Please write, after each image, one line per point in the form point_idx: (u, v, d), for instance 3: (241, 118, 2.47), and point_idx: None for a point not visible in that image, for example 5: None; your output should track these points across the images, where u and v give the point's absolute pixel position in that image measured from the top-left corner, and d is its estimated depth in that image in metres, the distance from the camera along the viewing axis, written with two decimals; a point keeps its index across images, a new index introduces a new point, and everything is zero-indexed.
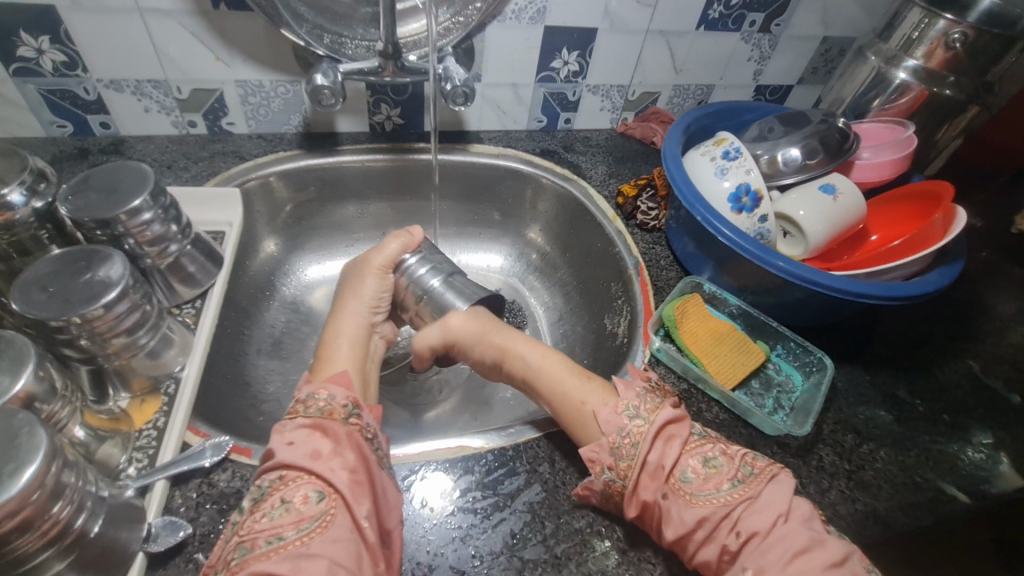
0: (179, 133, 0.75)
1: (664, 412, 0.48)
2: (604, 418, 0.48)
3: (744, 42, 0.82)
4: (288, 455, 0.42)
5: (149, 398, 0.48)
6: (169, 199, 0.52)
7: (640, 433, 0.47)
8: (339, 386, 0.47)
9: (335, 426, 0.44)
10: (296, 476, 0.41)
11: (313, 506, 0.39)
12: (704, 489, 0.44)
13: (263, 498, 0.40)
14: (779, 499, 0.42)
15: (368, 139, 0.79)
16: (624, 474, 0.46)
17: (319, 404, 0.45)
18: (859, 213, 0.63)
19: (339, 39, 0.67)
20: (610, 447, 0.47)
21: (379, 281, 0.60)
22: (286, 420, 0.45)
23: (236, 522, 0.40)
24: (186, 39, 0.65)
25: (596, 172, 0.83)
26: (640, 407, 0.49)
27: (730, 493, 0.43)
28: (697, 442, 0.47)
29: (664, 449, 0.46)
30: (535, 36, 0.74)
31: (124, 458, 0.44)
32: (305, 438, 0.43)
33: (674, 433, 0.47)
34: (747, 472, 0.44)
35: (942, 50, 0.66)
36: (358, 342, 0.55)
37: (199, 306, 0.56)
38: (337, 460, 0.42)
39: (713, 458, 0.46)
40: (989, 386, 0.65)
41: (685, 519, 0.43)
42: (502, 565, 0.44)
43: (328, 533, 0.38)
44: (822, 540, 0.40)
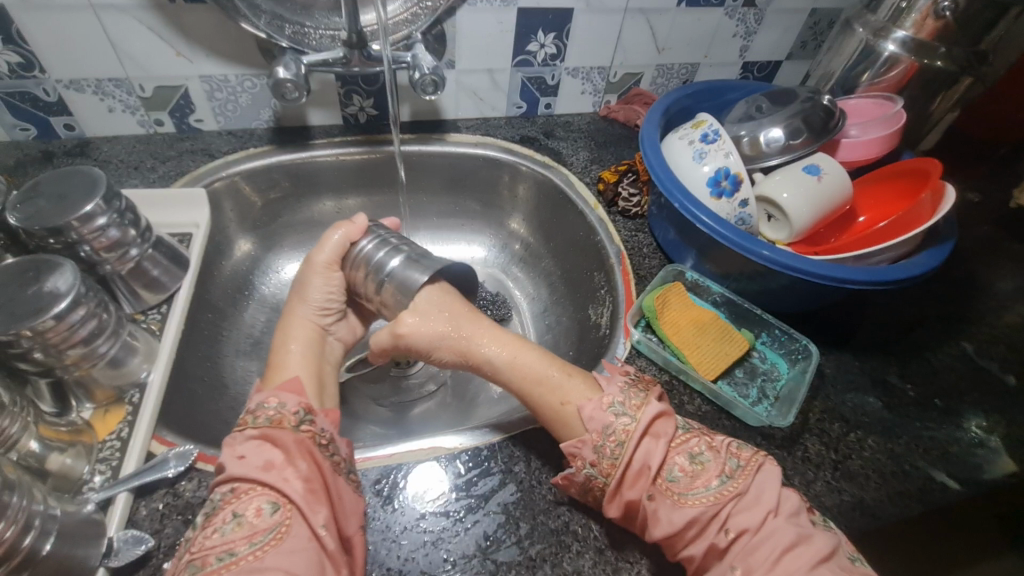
0: (146, 132, 0.73)
1: (648, 410, 0.45)
2: (589, 413, 0.46)
3: (728, 18, 0.79)
4: (241, 469, 0.41)
5: (113, 408, 0.47)
6: (127, 203, 0.51)
7: (626, 431, 0.45)
8: (290, 394, 0.46)
9: (283, 435, 0.43)
10: (247, 489, 0.40)
11: (267, 518, 0.39)
12: (693, 488, 0.42)
13: (214, 512, 0.39)
14: (768, 495, 0.41)
15: (341, 132, 0.77)
16: (607, 472, 0.44)
17: (268, 414, 0.44)
18: (845, 194, 0.61)
19: (302, 30, 0.64)
20: (594, 444, 0.45)
21: (326, 279, 0.57)
22: (236, 432, 0.43)
23: (188, 539, 0.39)
24: (144, 34, 0.63)
25: (578, 158, 0.80)
26: (625, 403, 0.46)
27: (718, 492, 0.42)
28: (682, 438, 0.45)
29: (650, 447, 0.44)
30: (508, 18, 0.71)
31: (88, 470, 0.43)
32: (255, 450, 0.42)
33: (659, 430, 0.45)
34: (734, 465, 0.43)
35: (933, 19, 0.63)
36: (309, 349, 0.53)
37: (165, 312, 0.54)
38: (291, 470, 0.41)
39: (699, 454, 0.44)
40: (984, 368, 0.63)
41: (672, 520, 0.41)
42: (475, 568, 0.43)
43: (283, 545, 0.38)
44: (809, 535, 0.39)
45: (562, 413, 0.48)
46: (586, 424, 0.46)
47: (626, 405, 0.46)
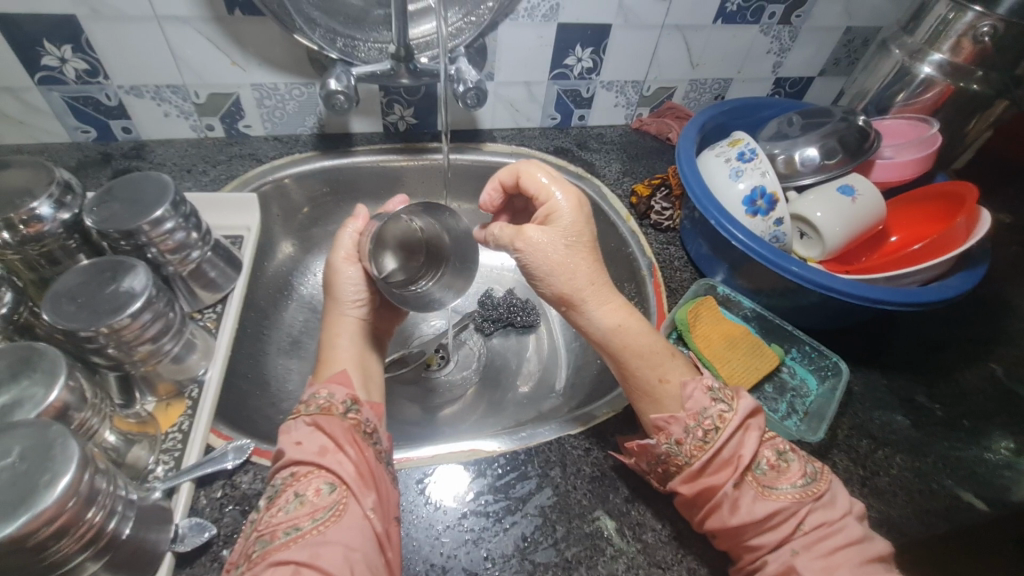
0: (198, 136, 0.76)
1: (745, 402, 0.47)
2: (690, 392, 0.47)
3: (763, 35, 0.80)
4: (297, 454, 0.44)
5: (174, 402, 0.50)
6: (190, 207, 0.54)
7: (724, 418, 0.46)
8: (338, 385, 0.49)
9: (332, 422, 0.45)
10: (306, 472, 0.43)
11: (325, 497, 0.41)
12: (777, 483, 0.44)
13: (277, 495, 0.42)
14: (841, 500, 0.44)
15: (381, 139, 0.80)
16: (692, 454, 0.45)
17: (319, 403, 0.47)
18: (879, 215, 0.62)
19: (352, 42, 0.67)
20: (686, 423, 0.46)
21: (347, 274, 0.56)
22: (290, 421, 0.46)
23: (253, 520, 0.41)
24: (203, 44, 0.66)
25: (610, 169, 0.82)
26: (722, 391, 0.47)
27: (802, 491, 0.44)
28: (771, 435, 0.48)
29: (741, 439, 0.45)
30: (548, 33, 0.73)
31: (152, 460, 0.46)
32: (310, 435, 0.45)
33: (751, 424, 0.46)
34: (813, 469, 0.45)
35: (971, 43, 0.64)
36: (356, 342, 0.55)
37: (220, 310, 0.57)
38: (343, 453, 0.44)
39: (785, 452, 0.46)
40: (1012, 390, 0.63)
41: (755, 509, 0.43)
42: (514, 568, 0.45)
43: (342, 521, 0.40)
44: (869, 536, 0.43)
45: (659, 390, 0.48)
46: (685, 404, 0.47)
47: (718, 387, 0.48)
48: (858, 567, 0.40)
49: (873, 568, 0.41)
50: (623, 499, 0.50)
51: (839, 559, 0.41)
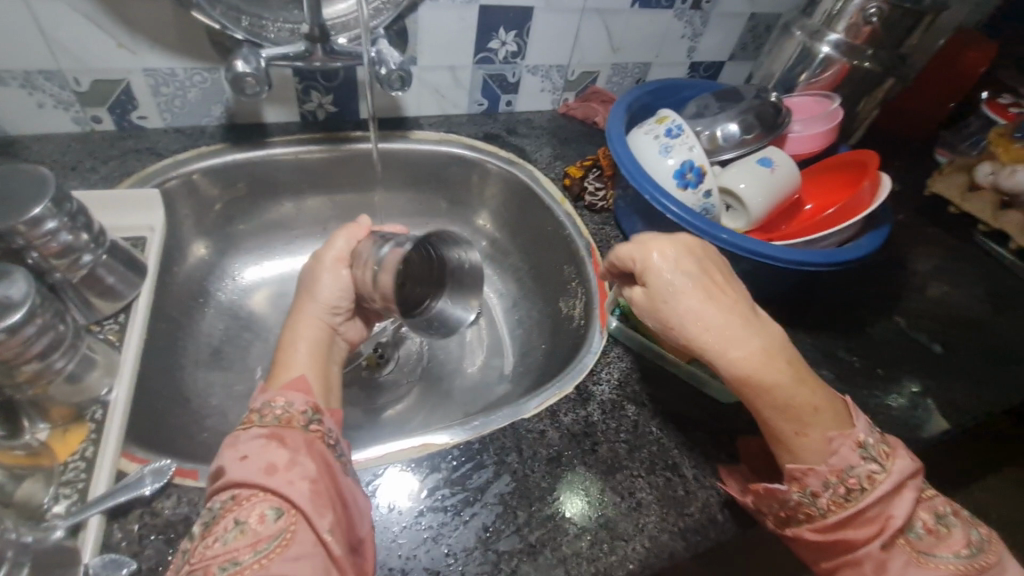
0: (82, 130, 0.67)
1: (902, 463, 0.42)
2: (835, 447, 0.43)
3: (678, 19, 0.83)
4: (241, 472, 0.38)
5: (74, 427, 0.43)
6: (77, 205, 0.47)
7: (874, 479, 0.41)
8: (296, 392, 0.45)
9: (294, 436, 0.41)
10: (248, 495, 0.37)
11: (270, 525, 0.36)
12: (935, 551, 0.41)
13: (214, 521, 0.37)
14: (1006, 573, 0.41)
15: (299, 129, 0.74)
16: (832, 508, 0.42)
17: (276, 413, 0.43)
18: (795, 184, 0.66)
19: (259, 22, 0.62)
20: (827, 478, 0.42)
21: (334, 276, 0.56)
22: (241, 432, 0.42)
23: (187, 550, 0.37)
24: (80, 23, 0.58)
25: (541, 154, 0.82)
26: (875, 449, 0.43)
27: (965, 562, 0.41)
28: (926, 494, 0.43)
29: (896, 501, 0.41)
30: (470, 16, 0.72)
31: (49, 496, 0.40)
32: (259, 450, 0.40)
33: (909, 484, 0.42)
34: (978, 536, 0.42)
35: (862, 24, 0.69)
36: (317, 347, 0.51)
37: (123, 321, 0.51)
38: (295, 471, 0.39)
39: (946, 516, 0.42)
40: (915, 338, 0.70)
41: (897, 574, 0.40)
42: (477, 561, 0.43)
43: (290, 550, 0.35)
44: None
45: (796, 441, 0.44)
46: (827, 458, 0.43)
47: (875, 441, 0.43)
48: None
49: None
50: (582, 477, 0.49)
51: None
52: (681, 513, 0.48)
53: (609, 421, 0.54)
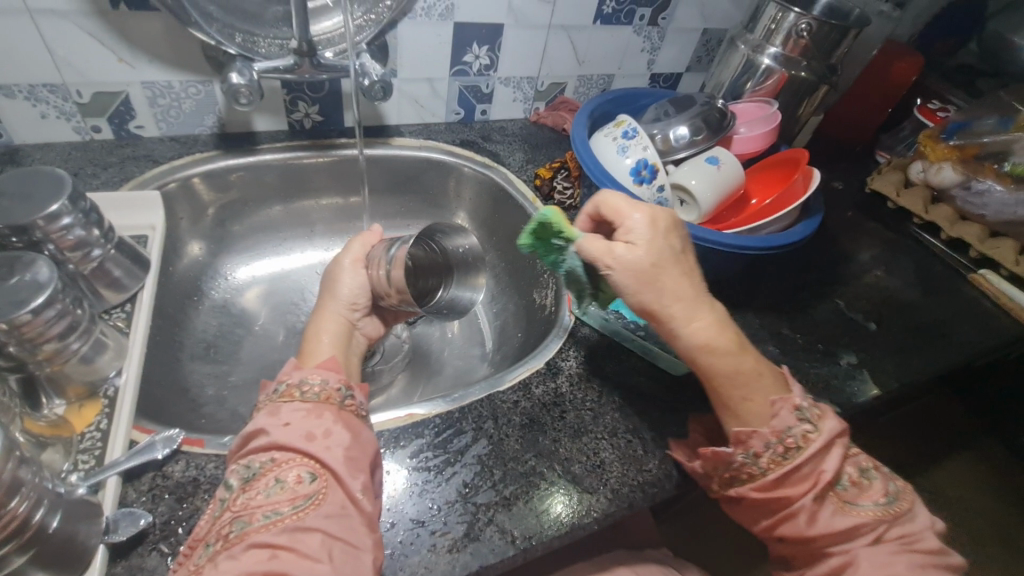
0: (81, 139, 0.72)
1: (831, 424, 0.48)
2: (777, 411, 0.48)
3: (636, 35, 0.90)
4: (283, 436, 0.43)
5: (87, 403, 0.48)
6: (90, 203, 0.52)
7: (808, 437, 0.47)
8: (329, 370, 0.49)
9: (332, 410, 0.45)
10: (288, 458, 0.42)
11: (307, 485, 0.41)
12: (860, 498, 0.48)
13: (255, 477, 0.41)
14: (917, 514, 0.48)
15: (287, 137, 0.80)
16: (769, 465, 0.48)
17: (314, 389, 0.46)
18: (739, 180, 0.73)
19: (251, 38, 0.67)
20: (768, 438, 0.48)
21: (353, 275, 0.60)
22: (282, 403, 0.45)
23: (226, 498, 0.41)
24: (84, 40, 0.63)
25: (514, 158, 0.89)
26: (810, 411, 0.49)
27: (884, 508, 0.47)
28: (852, 450, 0.50)
29: (827, 457, 0.47)
30: (446, 32, 0.78)
31: (68, 463, 0.44)
32: (301, 419, 0.44)
33: (840, 443, 0.48)
34: (896, 487, 0.49)
35: (795, 38, 0.78)
36: (339, 340, 0.55)
37: (129, 310, 0.55)
38: (333, 440, 0.43)
39: (868, 470, 0.49)
40: (852, 318, 0.78)
41: (831, 523, 0.46)
42: (457, 511, 0.48)
43: (322, 508, 0.40)
44: (927, 535, 0.47)
45: (743, 406, 0.50)
46: (771, 420, 0.48)
47: (807, 407, 0.49)
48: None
49: (928, 571, 0.45)
50: (552, 440, 0.55)
51: (891, 562, 0.45)
52: (641, 470, 0.54)
53: (576, 391, 0.60)
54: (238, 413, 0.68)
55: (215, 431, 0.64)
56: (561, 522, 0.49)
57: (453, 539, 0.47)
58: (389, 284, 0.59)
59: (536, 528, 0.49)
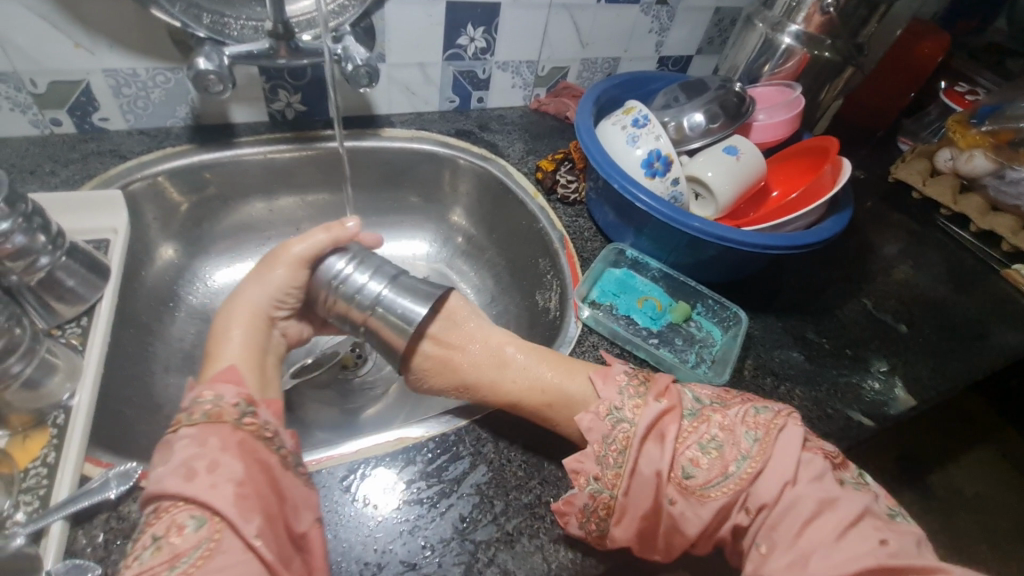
0: (41, 133, 0.66)
1: (649, 410, 0.46)
2: (587, 425, 0.46)
3: (644, 14, 0.84)
4: (159, 482, 0.38)
5: (33, 433, 0.42)
6: (32, 206, 0.46)
7: (625, 438, 0.45)
8: (226, 384, 0.45)
9: (218, 433, 0.42)
10: (169, 506, 0.38)
11: (189, 536, 0.36)
12: (711, 480, 0.43)
13: (139, 533, 0.37)
14: (787, 465, 0.42)
15: (267, 129, 0.73)
16: (612, 484, 0.44)
17: (205, 408, 0.43)
18: (760, 171, 0.67)
19: (221, 19, 0.61)
20: (596, 454, 0.45)
21: (292, 273, 0.56)
22: (171, 433, 0.42)
23: (118, 564, 0.37)
24: (35, 22, 0.57)
25: (514, 149, 0.82)
26: (623, 407, 0.47)
27: (738, 476, 0.43)
28: (690, 427, 0.46)
29: (656, 450, 0.44)
30: (437, 12, 0.72)
31: (9, 504, 0.39)
32: (182, 455, 0.40)
33: (663, 430, 0.45)
34: (749, 443, 0.44)
35: (819, 14, 0.71)
36: (251, 336, 0.52)
37: (85, 324, 0.50)
38: (215, 477, 0.39)
39: (709, 442, 0.44)
40: (881, 319, 0.73)
41: (697, 517, 0.42)
42: (454, 551, 0.43)
43: (212, 563, 0.35)
44: (834, 498, 0.41)
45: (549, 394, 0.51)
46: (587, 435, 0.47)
47: (632, 384, 0.49)
48: (832, 544, 0.38)
49: (853, 539, 0.38)
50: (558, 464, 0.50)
51: (811, 540, 0.39)
52: None
53: None
54: None
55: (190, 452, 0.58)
56: (571, 560, 0.44)
57: None
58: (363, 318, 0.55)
59: (542, 569, 0.43)
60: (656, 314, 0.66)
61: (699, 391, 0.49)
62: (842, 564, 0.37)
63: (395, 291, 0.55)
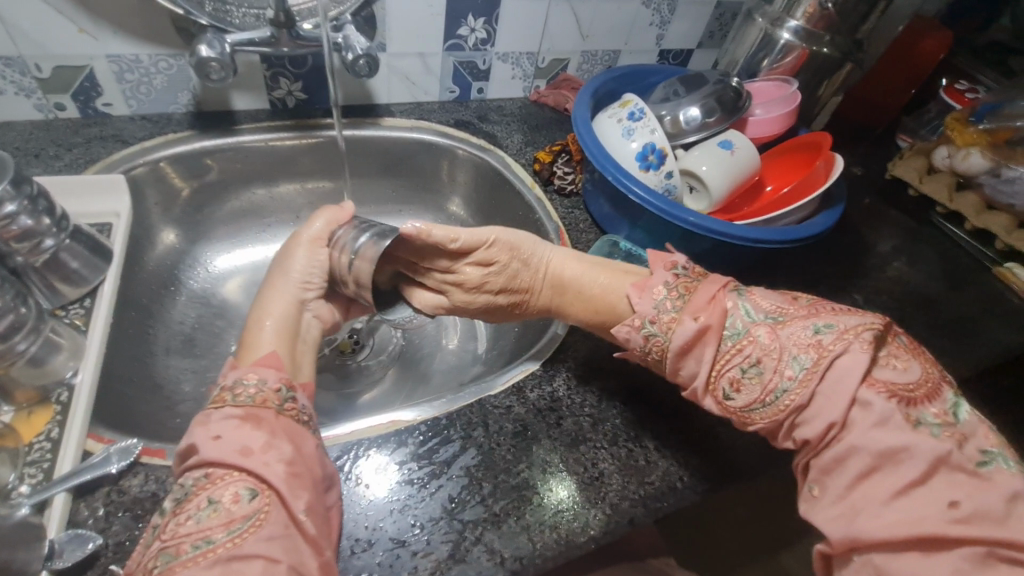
0: (45, 117, 0.67)
1: (683, 328, 0.47)
2: (625, 335, 0.50)
3: (645, 7, 0.84)
4: (214, 452, 0.39)
5: (38, 409, 0.44)
6: (38, 189, 0.47)
7: (659, 348, 0.48)
8: (267, 368, 0.45)
9: (267, 414, 0.42)
10: (223, 474, 0.38)
11: (244, 505, 0.37)
12: (752, 404, 0.45)
13: (186, 498, 0.38)
14: (835, 407, 0.41)
15: (268, 116, 0.74)
16: (657, 381, 0.49)
17: (249, 392, 0.43)
18: (754, 166, 0.68)
19: (223, 7, 0.61)
20: (642, 346, 0.49)
21: (310, 254, 0.56)
22: (210, 411, 0.42)
23: (158, 525, 0.38)
24: (40, 7, 0.58)
25: (512, 140, 0.83)
26: (656, 316, 0.49)
27: (781, 403, 0.43)
28: (729, 349, 0.46)
29: (695, 365, 0.47)
30: (438, 2, 0.72)
31: (14, 476, 0.40)
32: (232, 431, 0.40)
33: (699, 349, 0.47)
34: (798, 369, 0.43)
35: (818, 10, 0.72)
36: (285, 323, 0.51)
37: (88, 305, 0.51)
38: (270, 455, 0.40)
39: (751, 368, 0.45)
40: (871, 314, 0.73)
41: (740, 427, 0.46)
42: (442, 530, 0.45)
43: (262, 531, 0.36)
44: (906, 444, 0.38)
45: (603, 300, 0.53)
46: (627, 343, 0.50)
47: (671, 296, 0.49)
48: (879, 507, 0.37)
49: (904, 502, 0.37)
50: (546, 449, 0.51)
51: (858, 499, 0.39)
52: (642, 482, 0.50)
53: (572, 394, 0.55)
54: None
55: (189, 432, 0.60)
56: (556, 541, 0.46)
57: (436, 561, 0.43)
58: (349, 269, 0.55)
59: (527, 548, 0.45)
60: None
61: (755, 305, 0.47)
62: (889, 531, 0.36)
63: (375, 238, 0.56)
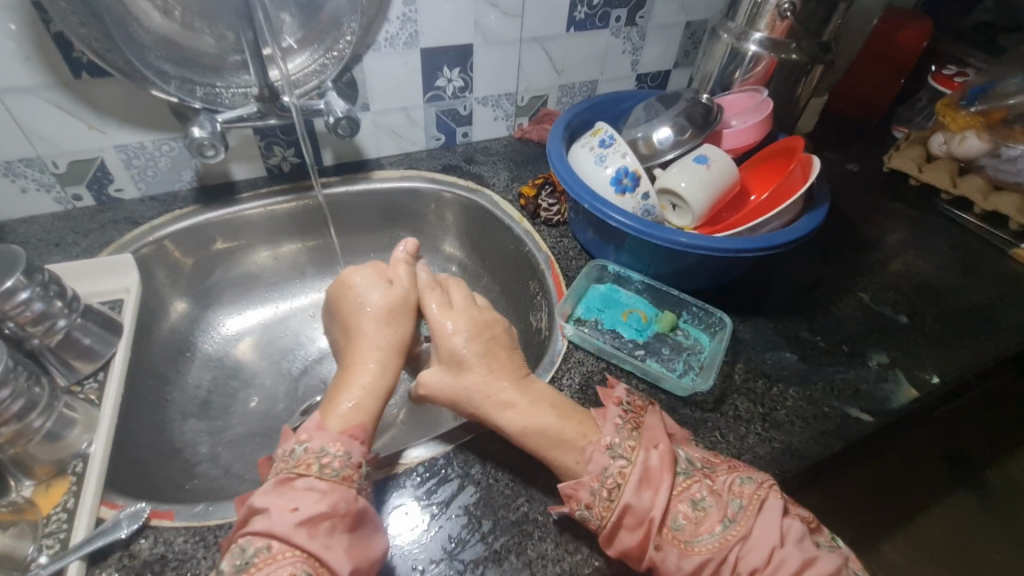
0: (64, 209, 0.73)
1: (646, 451, 0.47)
2: (589, 456, 0.47)
3: (615, 37, 0.87)
4: (285, 525, 0.41)
5: (55, 482, 0.46)
6: (49, 275, 0.52)
7: (624, 473, 0.46)
8: (353, 440, 0.48)
9: (348, 493, 0.44)
10: (284, 551, 0.40)
11: None
12: (698, 534, 0.43)
13: (247, 568, 0.39)
14: (773, 532, 0.42)
15: (266, 183, 0.79)
16: (601, 515, 0.45)
17: (335, 466, 0.45)
18: (732, 177, 0.68)
19: (213, 90, 0.67)
20: (591, 486, 0.46)
21: (382, 325, 0.58)
22: (296, 478, 0.44)
23: None
24: (53, 112, 0.64)
25: (499, 178, 0.86)
26: (621, 445, 0.48)
27: (723, 536, 0.43)
28: (682, 483, 0.46)
29: (651, 497, 0.45)
30: (413, 60, 0.76)
31: (33, 548, 0.42)
32: (310, 505, 0.42)
33: (657, 478, 0.45)
34: (736, 507, 0.44)
35: (780, 20, 0.73)
36: (372, 385, 0.54)
37: (102, 379, 0.54)
38: (336, 540, 0.41)
39: (702, 500, 0.45)
40: (880, 312, 0.71)
41: (680, 567, 0.43)
42: (442, 571, 0.45)
43: None
44: (814, 557, 0.42)
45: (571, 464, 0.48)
46: (586, 467, 0.47)
47: (625, 431, 0.49)
48: None
49: None
50: (545, 481, 0.51)
51: None
52: None
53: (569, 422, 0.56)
54: (231, 470, 0.66)
55: (205, 493, 0.61)
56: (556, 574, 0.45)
57: None
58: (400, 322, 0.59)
59: None
60: (642, 325, 0.67)
61: (689, 453, 0.49)
62: None
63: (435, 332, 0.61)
